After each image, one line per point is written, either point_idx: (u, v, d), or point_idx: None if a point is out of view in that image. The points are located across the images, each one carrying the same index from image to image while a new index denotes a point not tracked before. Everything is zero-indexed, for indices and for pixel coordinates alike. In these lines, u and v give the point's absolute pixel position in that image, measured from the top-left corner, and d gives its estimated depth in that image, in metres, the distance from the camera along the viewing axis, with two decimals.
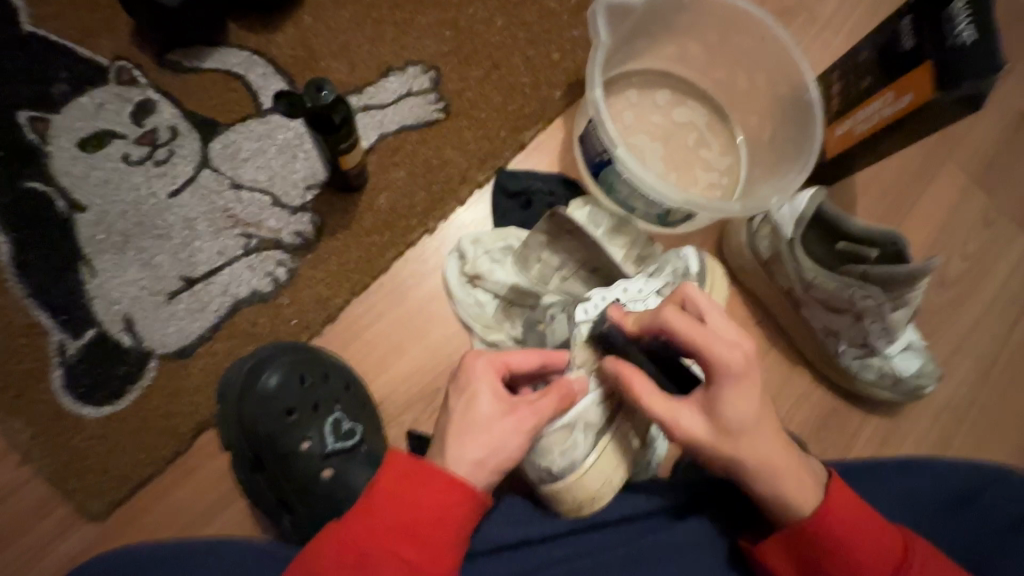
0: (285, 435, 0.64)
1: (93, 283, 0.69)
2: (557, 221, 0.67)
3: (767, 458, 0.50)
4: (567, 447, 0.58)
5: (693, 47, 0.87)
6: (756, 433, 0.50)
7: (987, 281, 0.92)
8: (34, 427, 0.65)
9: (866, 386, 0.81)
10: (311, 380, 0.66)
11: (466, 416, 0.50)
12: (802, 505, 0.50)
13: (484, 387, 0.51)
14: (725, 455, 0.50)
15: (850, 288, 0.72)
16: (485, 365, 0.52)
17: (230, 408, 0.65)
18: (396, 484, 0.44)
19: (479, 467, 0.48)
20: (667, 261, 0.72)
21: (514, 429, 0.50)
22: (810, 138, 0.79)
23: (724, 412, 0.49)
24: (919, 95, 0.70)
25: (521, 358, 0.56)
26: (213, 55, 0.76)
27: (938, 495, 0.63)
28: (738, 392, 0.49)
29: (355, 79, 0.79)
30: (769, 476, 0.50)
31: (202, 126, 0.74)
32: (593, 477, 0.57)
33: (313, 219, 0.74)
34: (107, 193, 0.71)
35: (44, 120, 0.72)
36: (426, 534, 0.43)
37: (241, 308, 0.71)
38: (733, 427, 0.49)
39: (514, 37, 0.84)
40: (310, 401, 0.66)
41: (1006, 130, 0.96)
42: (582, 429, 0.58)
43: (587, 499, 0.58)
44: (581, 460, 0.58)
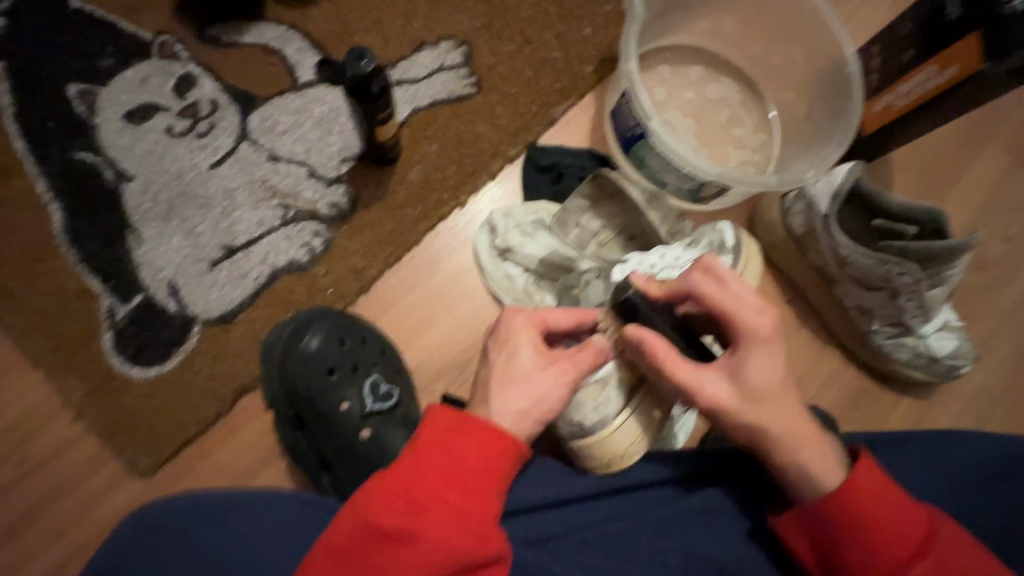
0: (323, 396, 0.66)
1: (140, 251, 0.72)
2: (600, 185, 0.70)
3: (788, 426, 0.51)
4: (600, 402, 0.60)
5: (728, 21, 0.85)
6: (779, 400, 0.51)
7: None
8: (86, 386, 0.68)
9: (900, 365, 0.80)
10: (349, 343, 0.68)
11: (504, 373, 0.51)
12: (826, 479, 0.50)
13: (523, 340, 0.53)
14: (747, 423, 0.51)
15: (888, 264, 0.70)
16: (523, 322, 0.54)
17: (272, 365, 0.67)
18: (441, 433, 0.46)
19: (516, 416, 0.50)
20: (703, 233, 0.72)
21: (553, 381, 0.52)
22: (848, 113, 0.77)
23: (749, 373, 0.51)
24: (966, 66, 0.69)
25: (558, 318, 0.57)
26: (252, 30, 0.78)
27: (979, 468, 0.62)
28: (760, 355, 0.51)
29: (389, 54, 0.80)
30: (790, 443, 0.50)
31: (241, 99, 0.76)
32: (622, 436, 0.60)
33: (348, 192, 0.76)
34: (152, 164, 0.74)
35: (92, 93, 0.75)
36: (470, 483, 0.44)
37: (279, 277, 0.73)
38: (754, 389, 0.51)
39: (546, 12, 0.84)
40: (348, 363, 0.67)
41: None
42: (615, 385, 0.61)
43: (619, 454, 0.60)
44: (613, 415, 0.60)
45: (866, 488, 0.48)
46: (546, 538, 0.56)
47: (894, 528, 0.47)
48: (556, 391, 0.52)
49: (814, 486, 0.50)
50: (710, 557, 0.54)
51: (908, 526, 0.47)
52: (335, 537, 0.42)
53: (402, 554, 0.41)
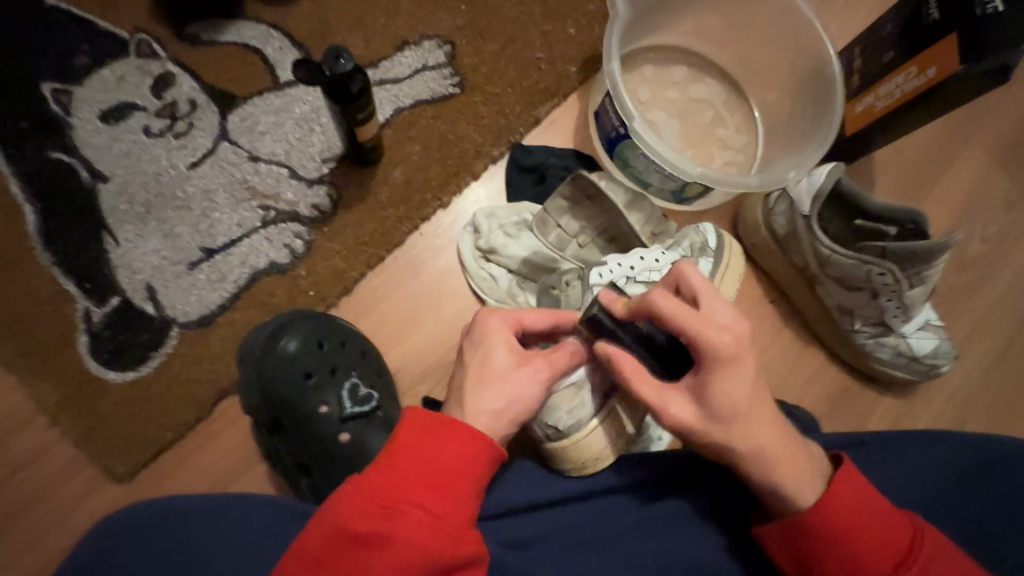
0: (303, 399, 0.66)
1: (116, 253, 0.71)
2: (580, 185, 0.70)
3: (760, 446, 0.50)
4: (575, 405, 0.61)
5: (711, 21, 0.86)
6: (746, 421, 0.50)
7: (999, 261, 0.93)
8: (62, 391, 0.67)
9: (880, 365, 0.81)
10: (328, 346, 0.67)
11: (483, 373, 0.51)
12: (798, 495, 0.50)
13: (499, 341, 0.53)
14: (714, 442, 0.51)
15: (867, 265, 0.71)
16: (499, 322, 0.54)
17: (248, 367, 0.66)
18: (417, 438, 0.45)
19: (495, 419, 0.49)
20: (685, 234, 0.72)
21: (532, 382, 0.52)
22: (829, 114, 0.78)
23: (715, 397, 0.50)
24: (943, 69, 0.69)
25: (535, 318, 0.57)
26: (230, 28, 0.77)
27: (955, 467, 0.62)
28: (727, 378, 0.49)
29: (371, 53, 0.80)
30: (758, 460, 0.50)
31: (220, 99, 0.75)
32: (595, 440, 0.60)
33: (329, 193, 0.75)
34: (128, 164, 0.73)
35: (66, 92, 0.73)
36: (446, 487, 0.44)
37: (258, 279, 0.72)
38: (721, 413, 0.50)
39: (529, 12, 0.83)
40: (328, 366, 0.67)
41: None
42: (589, 389, 0.62)
43: (589, 459, 0.61)
44: (586, 419, 0.61)
45: (841, 491, 0.49)
46: (526, 541, 0.55)
47: (872, 535, 0.47)
48: (535, 393, 0.51)
49: (788, 501, 0.50)
50: (688, 560, 0.54)
51: (888, 530, 0.48)
52: (309, 542, 0.42)
53: (376, 559, 0.41)
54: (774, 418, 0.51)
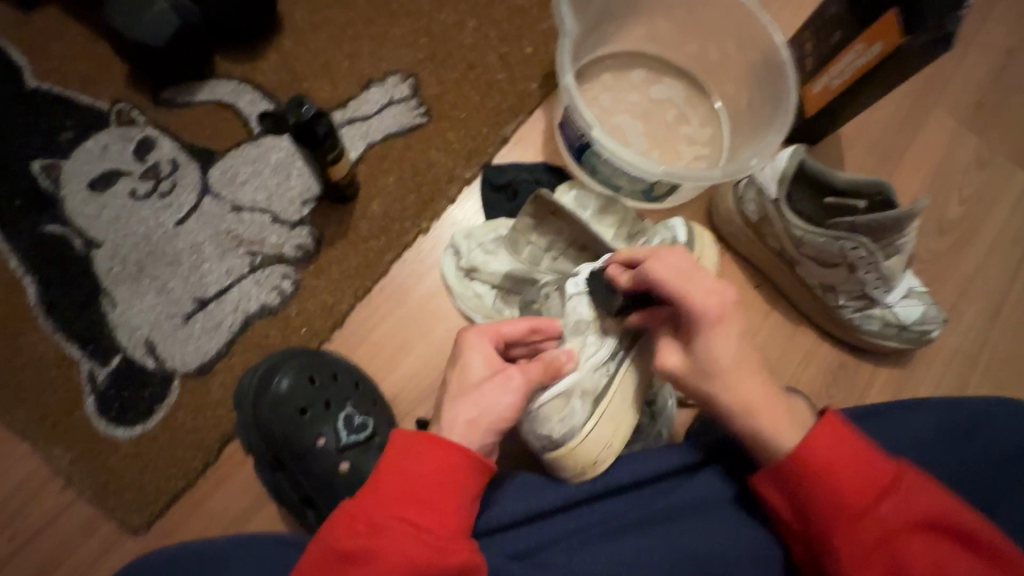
0: (299, 433, 0.67)
1: (114, 313, 0.73)
2: (541, 203, 0.70)
3: (751, 399, 0.53)
4: (565, 415, 0.61)
5: (661, 24, 0.90)
6: (731, 374, 0.53)
7: (970, 222, 0.96)
8: (72, 452, 0.69)
9: (871, 337, 0.81)
10: (319, 380, 0.68)
11: (458, 380, 0.54)
12: (781, 437, 0.52)
13: (473, 354, 0.56)
14: (706, 394, 0.54)
15: (840, 240, 0.72)
16: (475, 336, 0.57)
17: (245, 412, 0.68)
18: (398, 457, 0.47)
19: (474, 425, 0.51)
20: (656, 232, 0.75)
21: (501, 387, 0.54)
22: (785, 98, 0.80)
23: (705, 348, 0.53)
24: (888, 42, 0.72)
25: (511, 328, 0.60)
26: (203, 88, 0.81)
27: (947, 431, 0.63)
28: (717, 333, 0.52)
29: (339, 95, 0.84)
30: (748, 412, 0.53)
31: (201, 156, 0.79)
32: (591, 446, 0.60)
33: (312, 232, 0.78)
34: (119, 228, 0.76)
35: (55, 167, 0.77)
36: (432, 500, 0.46)
37: (252, 322, 0.74)
38: (709, 361, 0.53)
39: (486, 38, 0.89)
40: (321, 400, 0.68)
41: (979, 80, 1.03)
42: (580, 397, 0.61)
43: (589, 464, 0.61)
44: (577, 428, 0.60)
45: (828, 439, 0.49)
46: (533, 550, 0.56)
47: (858, 478, 0.48)
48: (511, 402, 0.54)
49: (774, 447, 0.51)
50: (694, 551, 0.55)
51: (873, 472, 0.48)
52: (305, 566, 0.44)
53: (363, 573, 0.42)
54: (759, 372, 0.54)
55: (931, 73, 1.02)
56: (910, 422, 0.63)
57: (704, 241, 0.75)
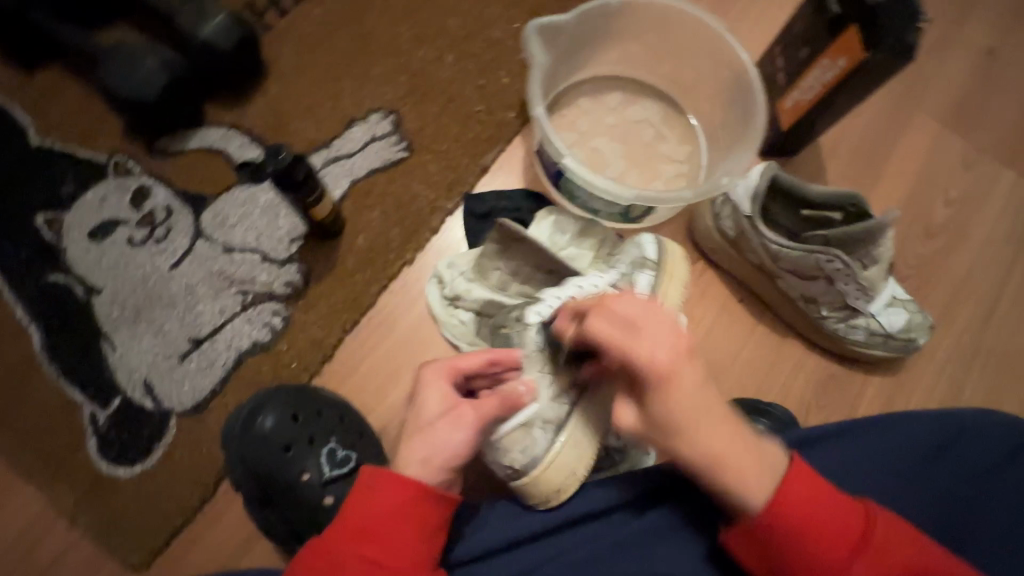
0: (283, 470, 0.69)
1: (114, 356, 0.76)
2: (507, 232, 0.72)
3: (716, 453, 0.52)
4: (527, 445, 0.62)
5: (634, 48, 0.92)
6: (693, 430, 0.52)
7: (958, 225, 0.95)
8: (77, 493, 0.72)
9: (857, 347, 0.81)
10: (303, 417, 0.70)
11: (417, 417, 0.57)
12: (751, 493, 0.51)
13: (431, 390, 0.58)
14: (670, 451, 0.54)
15: (815, 254, 0.73)
16: (432, 373, 0.59)
17: (232, 451, 0.69)
18: (356, 496, 0.50)
19: (428, 465, 0.53)
20: (627, 251, 0.76)
21: (453, 426, 0.55)
22: (755, 114, 0.81)
23: (662, 406, 0.51)
24: (851, 58, 0.74)
25: (468, 362, 0.60)
26: (194, 135, 0.85)
27: (918, 448, 0.64)
28: (672, 391, 0.51)
29: (323, 135, 0.87)
30: (713, 465, 0.52)
31: (193, 201, 0.82)
32: (554, 474, 0.61)
33: (300, 269, 0.81)
34: (117, 274, 0.79)
35: (57, 220, 0.81)
36: (389, 535, 0.49)
37: (244, 359, 0.77)
38: (666, 419, 0.52)
39: (464, 71, 0.92)
40: (305, 436, 0.70)
41: (963, 80, 1.02)
42: (541, 427, 0.63)
43: (554, 490, 0.61)
44: (541, 455, 0.62)
45: (797, 485, 0.51)
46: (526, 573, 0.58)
47: (832, 528, 0.50)
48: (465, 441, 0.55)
49: (746, 501, 0.52)
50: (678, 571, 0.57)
51: (848, 520, 0.50)
52: None
53: None
54: (726, 422, 0.53)
55: (912, 76, 1.01)
56: (881, 441, 0.64)
57: (674, 259, 0.75)
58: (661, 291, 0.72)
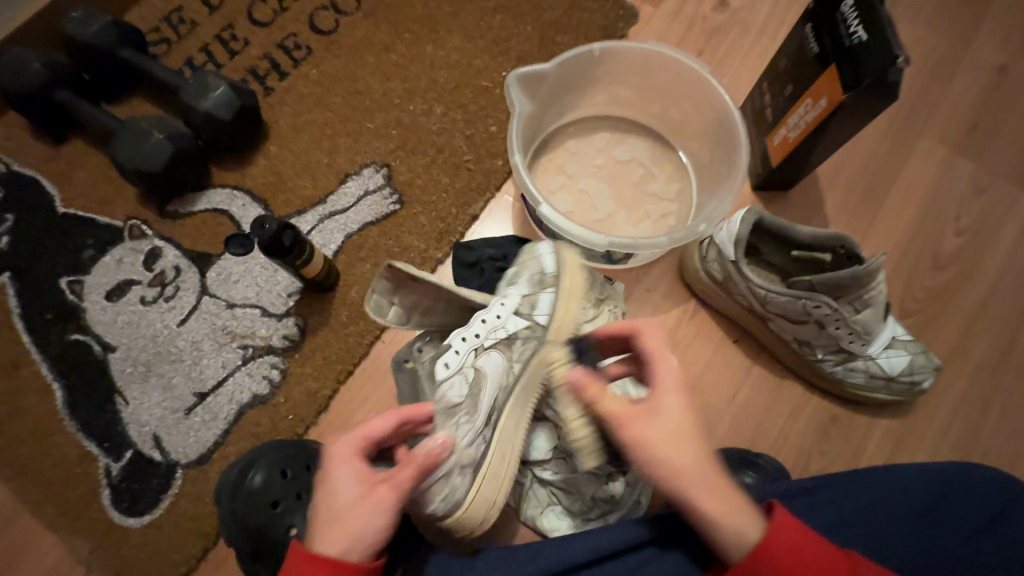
0: (273, 525, 0.71)
1: (127, 411, 0.81)
2: (395, 273, 0.65)
3: (709, 479, 0.54)
4: (447, 493, 0.64)
5: (619, 90, 0.93)
6: (693, 451, 0.54)
7: (971, 254, 0.91)
8: (91, 543, 0.77)
9: (858, 389, 0.79)
10: (292, 473, 0.73)
11: (329, 504, 0.55)
12: (741, 529, 0.53)
13: (342, 473, 0.56)
14: (670, 470, 0.53)
15: (801, 299, 0.71)
16: (342, 452, 0.58)
17: (223, 506, 0.72)
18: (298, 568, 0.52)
19: (353, 550, 0.53)
20: (525, 265, 0.74)
21: (374, 509, 0.54)
22: (739, 155, 0.81)
23: (669, 418, 0.55)
24: (832, 98, 0.73)
25: (378, 429, 0.60)
26: (202, 198, 0.91)
27: (904, 508, 0.64)
28: (682, 405, 0.55)
29: (318, 191, 0.92)
30: (708, 491, 0.53)
31: (199, 260, 0.88)
32: (479, 506, 0.65)
33: (297, 322, 0.85)
34: (131, 332, 0.85)
35: (79, 282, 0.87)
36: None
37: (245, 412, 0.81)
38: (674, 433, 0.54)
39: (453, 122, 0.95)
40: (293, 492, 0.73)
41: (975, 100, 0.98)
42: (458, 473, 0.65)
43: (480, 517, 0.66)
44: (462, 497, 0.64)
45: (787, 531, 0.53)
46: None
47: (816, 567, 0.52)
48: (389, 518, 0.55)
49: (737, 537, 0.53)
50: None
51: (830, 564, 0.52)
52: None
53: None
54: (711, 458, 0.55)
55: (917, 99, 0.98)
56: (869, 500, 0.64)
57: (573, 268, 0.73)
58: (563, 305, 0.70)
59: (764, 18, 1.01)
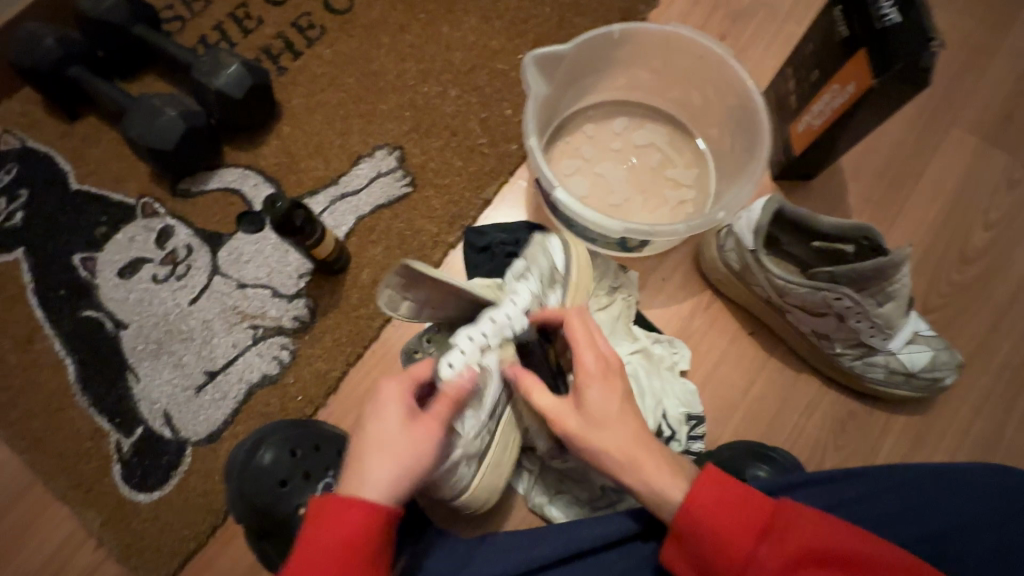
0: (278, 506, 0.71)
1: (138, 388, 0.82)
2: None
3: (638, 457, 0.56)
4: (456, 481, 0.64)
5: (639, 74, 0.90)
6: (617, 432, 0.56)
7: (998, 250, 0.88)
8: (102, 516, 0.77)
9: (876, 385, 0.77)
10: (301, 452, 0.73)
11: (375, 439, 0.53)
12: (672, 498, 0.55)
13: (390, 408, 0.55)
14: (594, 450, 0.56)
15: (822, 291, 0.69)
16: (392, 390, 0.56)
17: (231, 484, 0.72)
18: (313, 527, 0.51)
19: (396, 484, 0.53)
20: (535, 258, 0.73)
21: (420, 445, 0.54)
22: (761, 142, 0.78)
23: (591, 406, 0.57)
24: (861, 84, 0.70)
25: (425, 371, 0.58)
26: (214, 176, 0.90)
27: (918, 505, 0.63)
28: (600, 391, 0.58)
29: (330, 172, 0.91)
30: (635, 469, 0.56)
31: (211, 239, 0.87)
32: (483, 490, 0.68)
33: (307, 304, 0.84)
34: (143, 309, 0.85)
35: (92, 259, 0.88)
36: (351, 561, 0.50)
37: (254, 391, 0.81)
38: (593, 420, 0.57)
39: (468, 104, 0.94)
40: (301, 471, 0.72)
41: (1008, 90, 0.94)
42: (466, 464, 0.64)
43: (483, 498, 0.69)
44: (467, 486, 0.65)
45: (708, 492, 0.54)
46: None
47: (736, 521, 0.53)
48: (428, 450, 0.54)
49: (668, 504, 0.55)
50: None
51: (750, 511, 0.53)
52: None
53: None
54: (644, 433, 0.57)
55: (949, 88, 0.94)
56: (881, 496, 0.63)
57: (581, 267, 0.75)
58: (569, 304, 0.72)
59: (791, 3, 0.98)
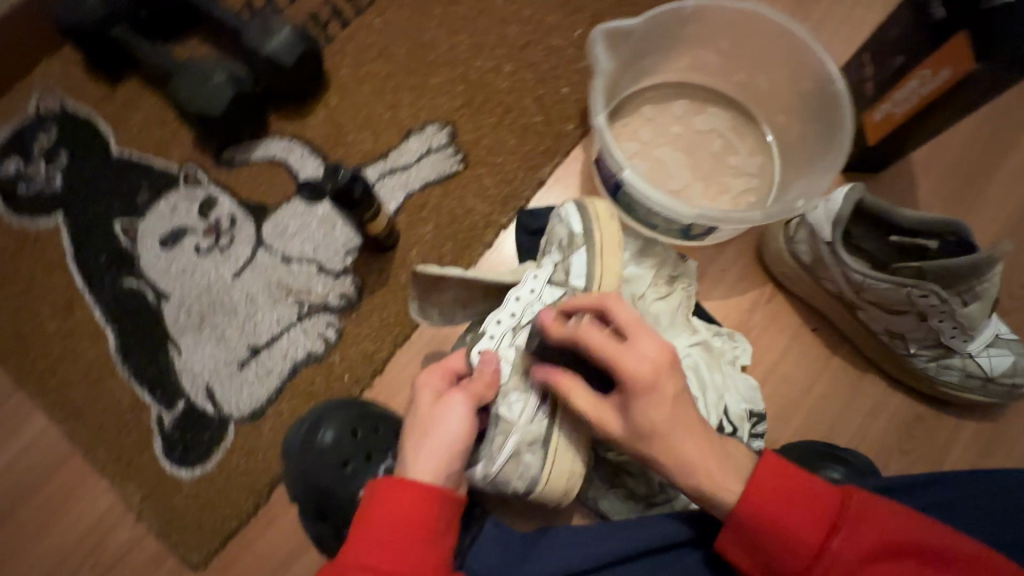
0: (341, 487, 0.69)
1: (179, 361, 0.80)
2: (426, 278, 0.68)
3: (694, 459, 0.52)
4: (521, 471, 0.61)
5: (705, 54, 0.86)
6: (668, 438, 0.52)
7: None
8: (142, 490, 0.76)
9: (948, 388, 0.73)
10: (362, 433, 0.71)
11: (418, 422, 0.57)
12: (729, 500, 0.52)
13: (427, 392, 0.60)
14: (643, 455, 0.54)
15: (906, 287, 0.66)
16: (426, 378, 0.61)
17: (290, 463, 0.70)
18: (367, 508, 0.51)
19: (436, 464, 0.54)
20: (554, 231, 0.70)
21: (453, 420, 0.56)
22: (840, 129, 0.74)
23: (636, 415, 0.53)
24: (958, 70, 0.66)
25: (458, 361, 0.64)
26: (259, 146, 0.87)
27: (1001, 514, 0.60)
28: (645, 403, 0.52)
29: (379, 146, 0.88)
30: (694, 473, 0.52)
31: (255, 211, 0.85)
32: (557, 482, 0.61)
33: (354, 282, 0.81)
34: (185, 280, 0.82)
35: (133, 226, 0.85)
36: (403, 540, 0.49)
37: (299, 369, 0.79)
38: (641, 429, 0.53)
39: (523, 80, 0.90)
40: (363, 452, 0.70)
41: None
42: (527, 450, 0.61)
43: (563, 492, 0.62)
44: (538, 475, 0.61)
45: (766, 475, 0.51)
46: None
47: (800, 512, 0.49)
48: (464, 421, 0.57)
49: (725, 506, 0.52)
50: None
51: (818, 498, 0.50)
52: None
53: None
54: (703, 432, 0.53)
55: None
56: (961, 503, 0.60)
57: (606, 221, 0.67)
58: (601, 262, 0.65)
59: None
